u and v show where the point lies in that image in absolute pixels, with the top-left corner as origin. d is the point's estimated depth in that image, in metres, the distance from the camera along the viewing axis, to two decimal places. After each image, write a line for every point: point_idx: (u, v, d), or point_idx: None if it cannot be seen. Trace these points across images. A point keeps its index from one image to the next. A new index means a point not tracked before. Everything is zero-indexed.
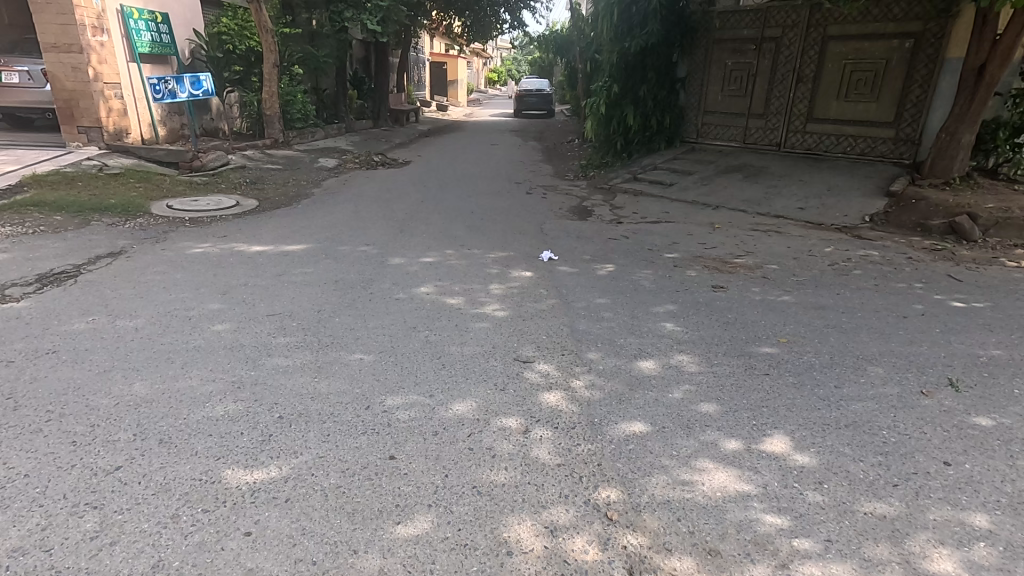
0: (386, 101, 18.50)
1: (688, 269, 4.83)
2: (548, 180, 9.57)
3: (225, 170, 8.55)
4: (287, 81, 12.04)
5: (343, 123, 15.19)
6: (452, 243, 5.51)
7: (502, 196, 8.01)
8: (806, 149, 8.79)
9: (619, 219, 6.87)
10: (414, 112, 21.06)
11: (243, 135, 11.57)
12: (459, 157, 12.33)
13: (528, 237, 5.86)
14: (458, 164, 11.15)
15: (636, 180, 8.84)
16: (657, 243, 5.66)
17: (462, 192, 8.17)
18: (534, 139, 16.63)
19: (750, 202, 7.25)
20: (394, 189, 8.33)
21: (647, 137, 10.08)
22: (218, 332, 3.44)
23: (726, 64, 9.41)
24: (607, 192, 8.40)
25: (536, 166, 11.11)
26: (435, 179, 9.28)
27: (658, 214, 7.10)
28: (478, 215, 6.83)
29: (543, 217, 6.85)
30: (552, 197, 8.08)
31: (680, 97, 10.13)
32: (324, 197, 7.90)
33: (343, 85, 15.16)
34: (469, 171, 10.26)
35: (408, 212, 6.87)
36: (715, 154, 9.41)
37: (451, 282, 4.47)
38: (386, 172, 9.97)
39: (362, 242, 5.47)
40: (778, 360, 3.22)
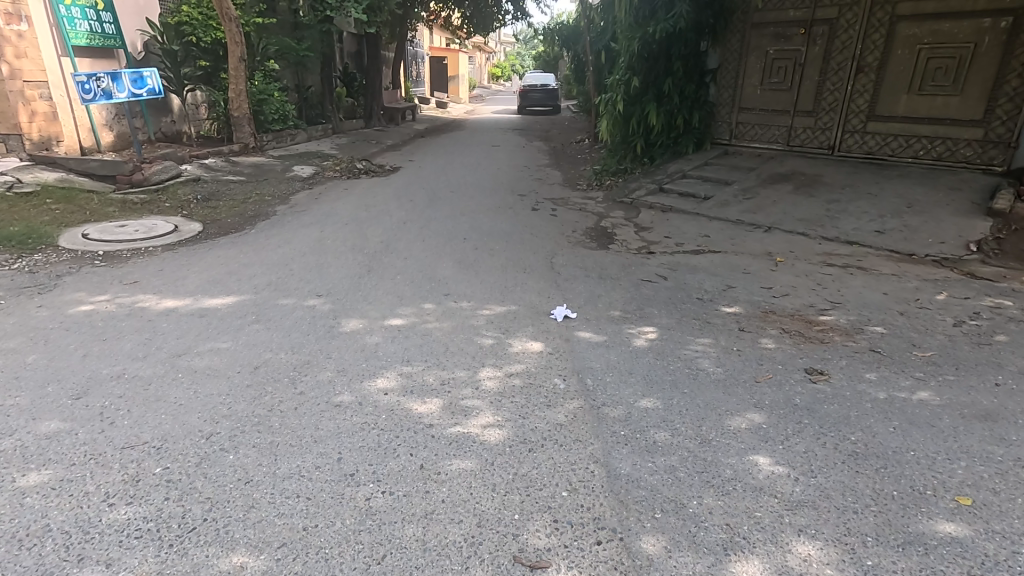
0: (379, 99, 17.12)
1: (761, 337, 3.43)
2: (557, 191, 8.17)
3: (172, 184, 7.19)
4: (262, 78, 10.66)
5: (329, 124, 13.82)
6: (433, 291, 4.13)
7: (502, 215, 6.60)
8: (868, 152, 7.33)
9: (649, 246, 5.47)
10: (411, 110, 19.67)
11: (211, 139, 10.23)
12: (455, 162, 10.94)
13: (536, 278, 4.47)
14: (453, 171, 9.77)
15: (662, 191, 7.44)
16: (706, 287, 4.26)
17: (453, 210, 6.77)
18: (539, 138, 15.22)
19: (810, 222, 5.84)
20: (373, 206, 6.95)
21: (671, 139, 8.64)
22: (17, 496, 2.05)
23: (767, 52, 7.96)
24: (629, 208, 7.00)
25: (543, 173, 9.69)
26: (424, 191, 7.90)
27: (696, 239, 5.71)
28: (472, 243, 5.43)
29: (553, 245, 5.46)
30: (563, 215, 6.68)
31: (710, 91, 8.68)
32: (287, 217, 6.53)
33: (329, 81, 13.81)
34: (465, 180, 8.87)
35: (383, 240, 5.48)
36: (754, 159, 7.97)
37: (425, 365, 3.09)
38: (368, 183, 8.59)
39: (310, 292, 4.08)
40: (981, 560, 1.83)
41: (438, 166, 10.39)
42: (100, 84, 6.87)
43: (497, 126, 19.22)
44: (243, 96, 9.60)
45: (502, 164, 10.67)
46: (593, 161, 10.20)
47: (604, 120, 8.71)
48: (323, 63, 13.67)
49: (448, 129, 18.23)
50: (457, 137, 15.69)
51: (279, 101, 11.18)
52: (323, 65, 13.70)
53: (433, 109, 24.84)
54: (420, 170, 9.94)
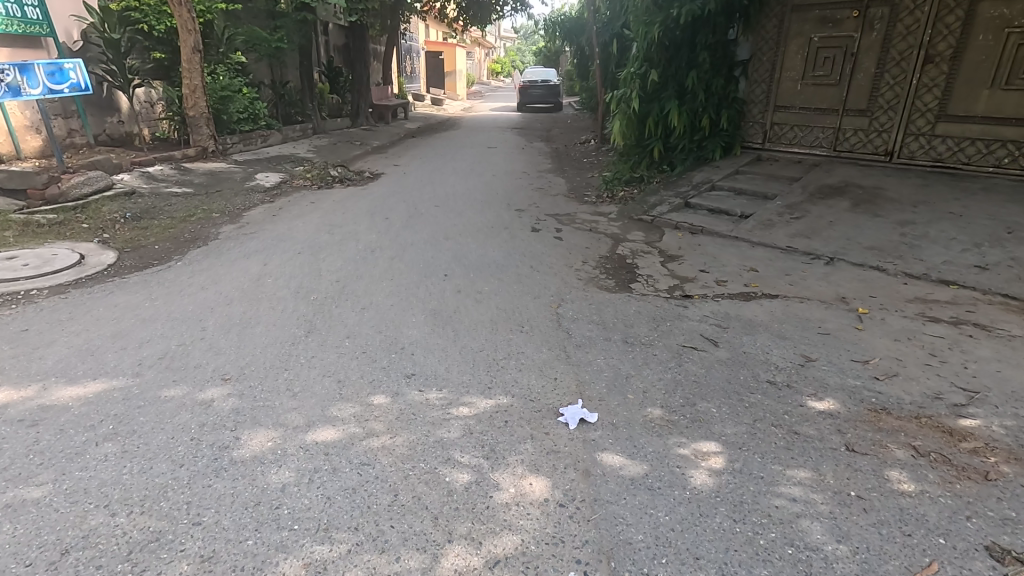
0: (367, 96, 15.87)
1: (889, 467, 2.20)
2: (562, 204, 6.93)
3: (98, 199, 5.97)
4: (227, 72, 9.40)
5: (309, 124, 12.57)
6: (392, 370, 2.91)
7: (496, 239, 5.37)
8: (935, 159, 6.11)
9: (682, 287, 4.25)
10: (403, 108, 18.43)
11: (168, 142, 8.98)
12: (446, 167, 9.72)
13: (536, 343, 3.24)
14: (441, 179, 8.54)
15: (687, 206, 6.21)
16: (776, 362, 3.03)
17: (433, 232, 5.56)
18: (541, 139, 14.00)
19: (885, 251, 4.62)
20: (341, 226, 5.75)
21: (695, 143, 7.41)
22: None
23: (811, 39, 6.71)
24: (650, 229, 5.77)
25: (544, 180, 8.45)
26: (405, 206, 6.68)
27: (741, 275, 4.48)
28: (455, 280, 4.23)
29: (559, 284, 4.24)
30: (571, 238, 5.46)
31: (740, 86, 7.43)
32: (230, 240, 5.31)
33: (308, 77, 12.57)
34: (456, 190, 7.67)
35: (340, 278, 4.26)
36: (795, 167, 6.73)
37: (355, 537, 1.87)
38: (341, 194, 7.35)
39: (215, 373, 2.85)
40: None
41: (426, 172, 9.17)
42: (5, 79, 5.55)
43: (495, 124, 17.99)
44: (204, 91, 8.34)
45: (499, 169, 9.43)
46: (602, 168, 8.99)
47: (616, 120, 7.46)
48: (302, 57, 12.40)
49: (442, 129, 16.99)
50: (451, 138, 14.46)
51: (247, 98, 9.93)
52: (302, 59, 12.43)
53: (428, 106, 23.59)
54: (406, 177, 8.73)
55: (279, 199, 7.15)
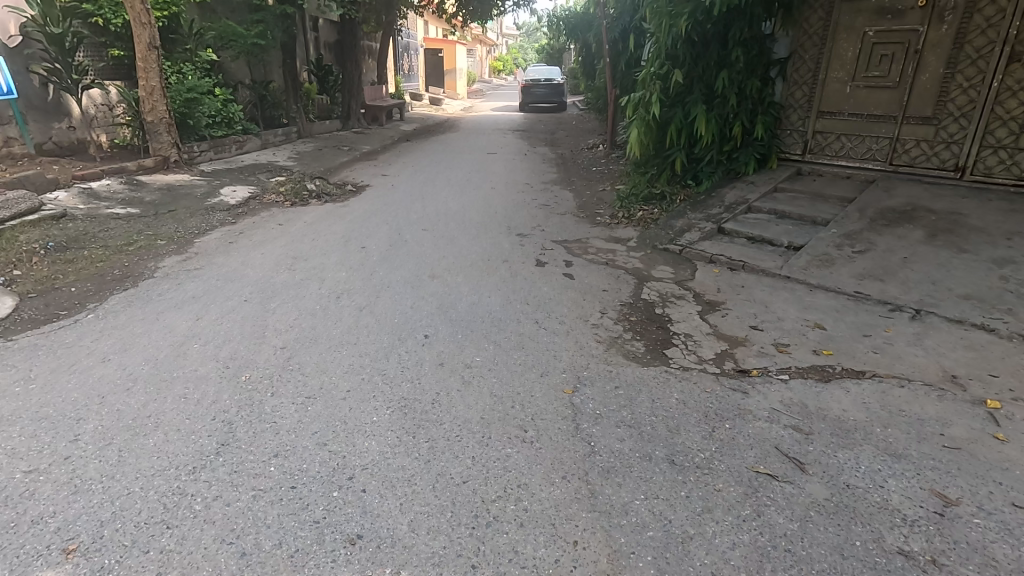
0: (359, 96, 14.87)
1: None
2: (571, 227, 5.94)
3: (16, 225, 5.00)
4: (195, 71, 8.41)
5: (293, 128, 11.59)
6: (330, 527, 1.94)
7: (491, 278, 4.39)
8: (1019, 177, 5.12)
9: (732, 355, 3.27)
10: (398, 108, 17.45)
11: (127, 149, 8.00)
12: (440, 177, 8.73)
13: (544, 466, 2.27)
14: (433, 193, 7.56)
15: (721, 233, 5.22)
16: (902, 509, 2.05)
17: (417, 267, 4.59)
18: (545, 144, 13.02)
19: (987, 302, 3.63)
20: (307, 259, 4.78)
21: (724, 154, 6.41)
22: None
23: (865, 34, 5.71)
24: (679, 264, 4.79)
25: (549, 195, 7.46)
26: (387, 229, 5.71)
27: (805, 335, 3.50)
28: (438, 345, 3.26)
29: (573, 351, 3.27)
30: (584, 276, 4.49)
31: (778, 89, 6.40)
32: (168, 279, 4.34)
33: (292, 76, 11.60)
34: (448, 208, 6.68)
35: (288, 342, 3.29)
36: (844, 185, 5.74)
37: None
38: (315, 214, 6.38)
39: (55, 539, 1.88)
40: None
41: (417, 184, 8.20)
42: None
43: (496, 126, 16.98)
44: (163, 93, 7.33)
45: (499, 180, 8.44)
46: (616, 180, 8.01)
47: (633, 128, 6.46)
48: (285, 54, 11.40)
49: (440, 131, 16.00)
50: (448, 142, 13.48)
51: (220, 101, 8.94)
52: (285, 56, 11.42)
53: (426, 106, 22.60)
54: (394, 190, 7.75)
55: (243, 220, 6.17)
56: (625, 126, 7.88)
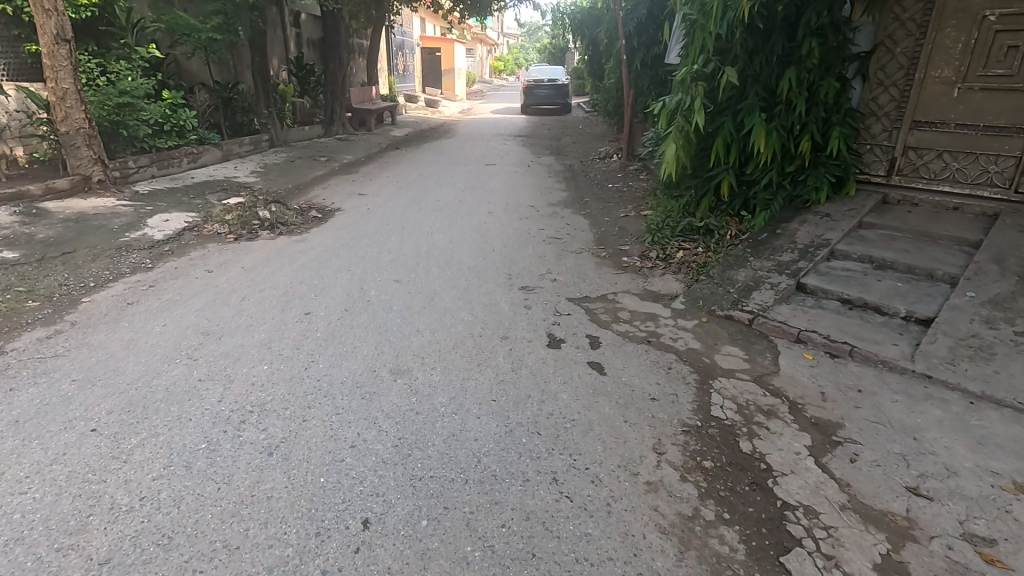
0: (343, 98, 13.46)
1: None
2: (591, 275, 4.52)
3: None
4: (132, 71, 7.03)
5: (263, 136, 10.18)
6: None
7: (482, 375, 2.97)
8: None
9: (904, 570, 1.84)
10: (390, 112, 16.05)
11: (46, 167, 6.60)
12: (429, 197, 7.31)
13: None
14: (416, 220, 6.14)
15: (801, 293, 3.80)
16: None
17: (375, 354, 3.17)
18: (551, 152, 11.64)
19: None
20: (224, 336, 3.37)
21: (785, 177, 5.00)
22: None
23: (984, 20, 4.32)
24: (751, 343, 3.36)
25: (559, 224, 6.03)
26: (348, 279, 4.32)
27: (1011, 512, 2.07)
28: (381, 556, 1.86)
29: (619, 567, 1.85)
30: (619, 370, 3.06)
31: (858, 91, 4.95)
32: (3, 375, 2.94)
33: (263, 77, 10.20)
34: (433, 243, 5.26)
35: (116, 549, 1.86)
36: (957, 221, 4.32)
37: None
38: (261, 254, 4.99)
39: None
40: None
41: (399, 207, 6.79)
42: None
43: (496, 131, 15.52)
44: (82, 98, 5.92)
45: (498, 202, 7.01)
46: (644, 203, 6.62)
47: (669, 144, 5.10)
48: (253, 51, 9.98)
49: (434, 137, 14.57)
50: (442, 150, 12.09)
51: (166, 107, 7.56)
52: (253, 53, 9.99)
53: (422, 109, 21.21)
54: (370, 215, 6.34)
55: (165, 262, 4.77)
56: (654, 137, 6.50)
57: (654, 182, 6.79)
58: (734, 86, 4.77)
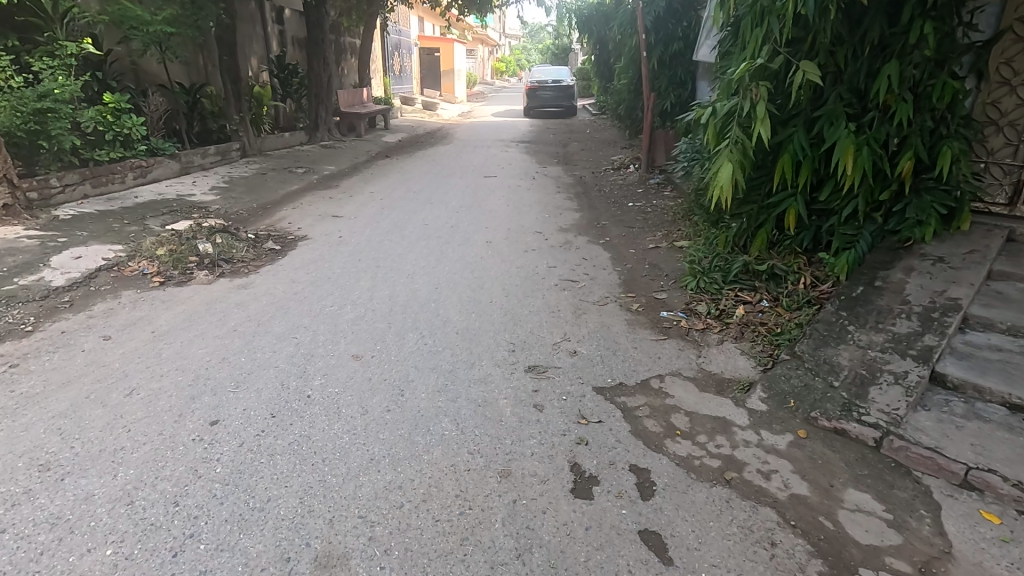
0: (329, 101, 12.29)
1: None
2: (622, 345, 3.34)
3: None
4: (60, 71, 5.89)
5: (233, 144, 9.01)
6: None
7: (466, 572, 1.79)
8: None
9: None
10: (382, 115, 14.91)
11: None
12: (415, 219, 6.13)
13: None
14: (396, 253, 4.96)
15: (938, 389, 2.61)
16: None
17: (295, 519, 1.99)
18: (558, 161, 10.51)
19: None
20: (68, 476, 2.17)
21: (873, 207, 3.81)
22: None
23: None
24: (888, 487, 2.16)
25: (573, 260, 4.85)
26: (289, 353, 3.15)
27: None
28: None
29: None
30: (692, 553, 1.87)
31: (975, 93, 3.72)
32: None
33: (234, 78, 9.05)
34: (414, 290, 4.07)
35: None
36: None
37: None
38: (185, 308, 3.81)
39: None
40: None
41: (377, 233, 5.61)
42: None
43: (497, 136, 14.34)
44: None
45: (497, 227, 5.83)
46: (679, 229, 5.43)
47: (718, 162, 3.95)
48: (220, 49, 8.82)
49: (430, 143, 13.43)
50: (437, 159, 10.95)
51: (106, 112, 6.41)
52: (219, 51, 8.83)
53: (418, 112, 20.06)
54: (341, 247, 5.16)
55: (53, 321, 3.59)
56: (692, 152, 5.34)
57: (689, 204, 5.60)
58: (807, 88, 3.62)
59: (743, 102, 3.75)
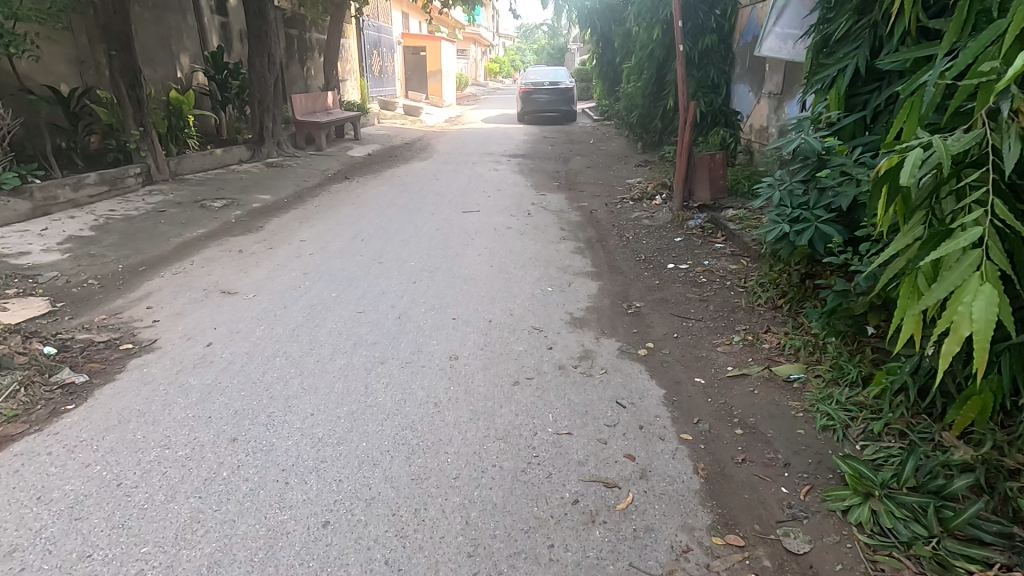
0: (280, 108, 10.14)
1: None
2: None
3: None
4: None
5: (131, 168, 6.82)
6: None
7: None
8: None
9: None
10: (352, 123, 12.75)
11: None
12: (347, 300, 3.98)
13: None
14: (285, 391, 2.82)
15: None
16: None
17: None
18: (559, 184, 8.39)
19: None
20: None
21: None
22: None
23: None
24: None
25: (599, 410, 2.70)
26: None
27: None
28: None
29: None
30: None
31: None
32: None
33: (131, 79, 6.84)
34: (274, 537, 1.93)
35: None
36: None
37: None
38: None
39: None
40: None
41: (276, 332, 3.46)
42: None
43: (485, 148, 12.22)
44: None
45: (470, 318, 3.68)
46: (776, 333, 3.30)
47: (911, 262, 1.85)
48: (106, 40, 6.64)
49: (405, 158, 11.29)
50: (410, 180, 8.80)
51: None
52: (105, 43, 6.67)
53: (399, 117, 17.91)
54: (196, 372, 3.00)
55: None
56: (804, 207, 3.21)
57: (792, 293, 3.48)
58: None
59: (1009, 145, 1.66)
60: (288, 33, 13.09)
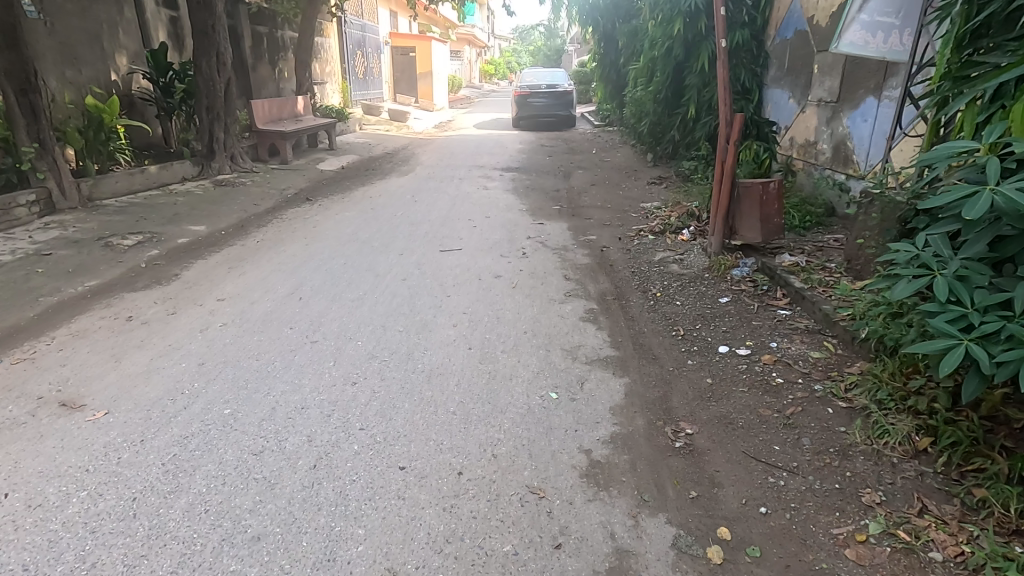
0: (236, 116, 8.75)
1: None
2: None
3: None
4: None
5: (22, 195, 5.43)
6: None
7: None
8: None
9: None
10: (326, 131, 11.38)
11: None
12: (243, 423, 2.60)
13: None
14: None
15: None
16: None
17: None
18: (560, 208, 7.05)
19: None
20: None
21: None
22: None
23: None
24: None
25: None
26: None
27: None
28: None
29: None
30: None
31: None
32: None
33: (20, 83, 5.46)
34: None
35: None
36: None
37: None
38: None
39: None
40: None
41: (96, 508, 2.09)
42: None
43: (475, 159, 10.86)
44: None
45: (428, 468, 2.32)
46: (941, 520, 1.97)
47: None
48: None
49: (384, 171, 9.93)
50: (383, 202, 7.44)
51: None
52: None
53: (384, 123, 16.54)
54: None
55: None
56: (1004, 315, 1.85)
57: (964, 443, 2.17)
58: None
59: None
60: (255, 30, 11.67)
